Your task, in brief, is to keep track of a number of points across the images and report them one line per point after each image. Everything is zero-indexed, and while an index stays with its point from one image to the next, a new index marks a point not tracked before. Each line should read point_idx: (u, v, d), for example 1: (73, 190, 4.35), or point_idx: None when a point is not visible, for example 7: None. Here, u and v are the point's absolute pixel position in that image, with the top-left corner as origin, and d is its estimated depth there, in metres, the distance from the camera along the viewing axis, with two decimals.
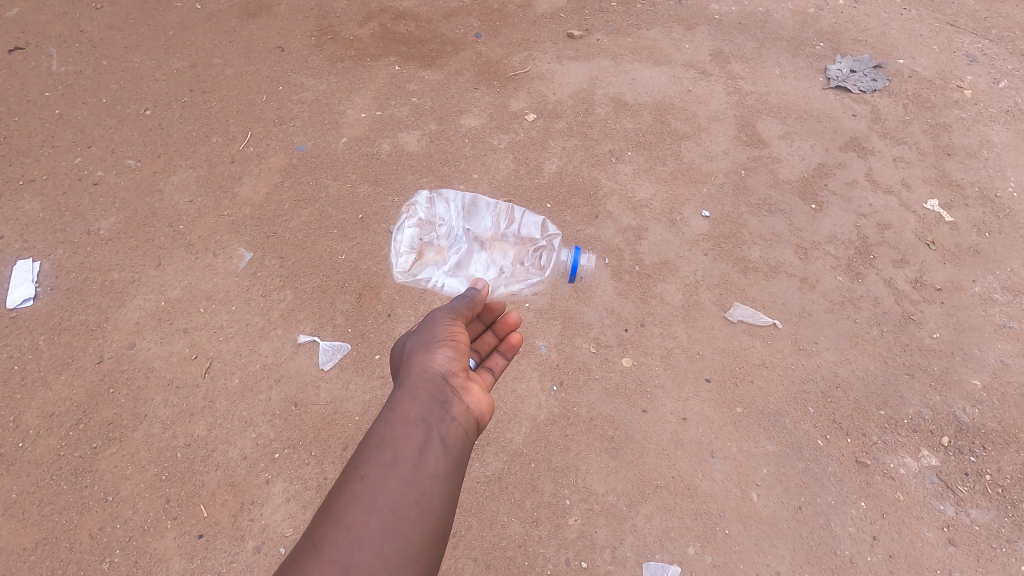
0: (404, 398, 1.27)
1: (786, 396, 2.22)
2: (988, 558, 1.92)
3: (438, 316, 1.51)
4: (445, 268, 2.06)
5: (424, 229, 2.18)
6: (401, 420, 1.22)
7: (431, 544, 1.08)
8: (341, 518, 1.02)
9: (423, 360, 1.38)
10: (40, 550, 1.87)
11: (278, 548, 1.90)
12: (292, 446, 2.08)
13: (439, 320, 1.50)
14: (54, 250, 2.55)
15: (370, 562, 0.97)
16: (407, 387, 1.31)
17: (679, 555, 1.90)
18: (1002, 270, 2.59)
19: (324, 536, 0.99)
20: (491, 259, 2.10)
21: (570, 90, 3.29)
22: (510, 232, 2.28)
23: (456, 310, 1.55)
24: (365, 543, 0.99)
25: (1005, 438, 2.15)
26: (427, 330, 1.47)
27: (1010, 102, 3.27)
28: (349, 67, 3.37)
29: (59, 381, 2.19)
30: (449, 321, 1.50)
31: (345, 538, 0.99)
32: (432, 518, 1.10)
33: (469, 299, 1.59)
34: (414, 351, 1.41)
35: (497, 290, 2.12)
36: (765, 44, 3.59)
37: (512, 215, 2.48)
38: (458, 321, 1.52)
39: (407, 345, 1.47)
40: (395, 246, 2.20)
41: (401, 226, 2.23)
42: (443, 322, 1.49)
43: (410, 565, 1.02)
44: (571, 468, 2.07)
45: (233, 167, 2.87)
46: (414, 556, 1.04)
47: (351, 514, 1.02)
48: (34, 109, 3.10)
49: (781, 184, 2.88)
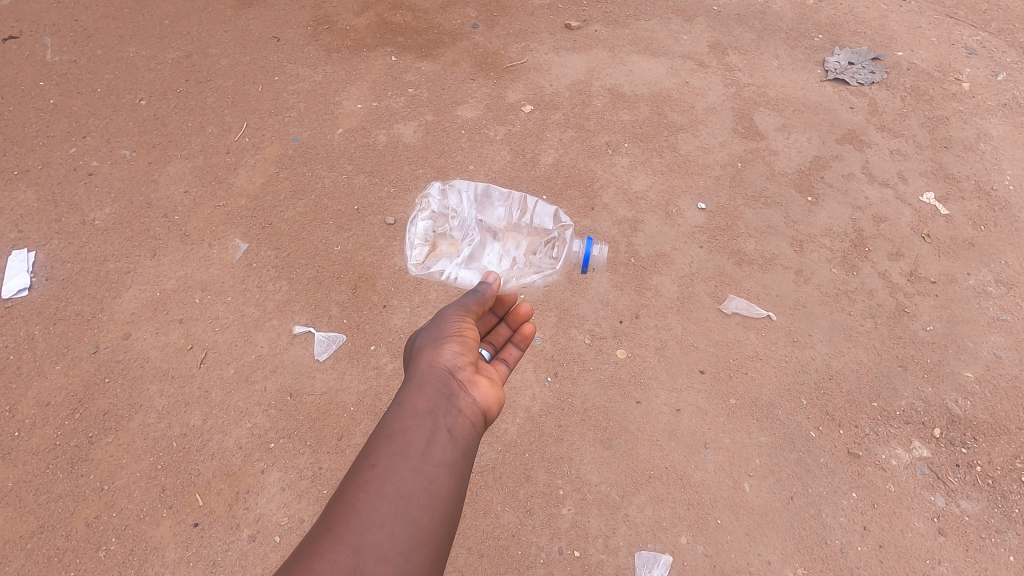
0: (412, 391, 1.28)
1: (780, 387, 2.23)
2: (976, 548, 1.94)
3: (448, 313, 1.52)
4: (458, 260, 2.15)
5: (438, 222, 2.25)
6: (409, 412, 1.23)
7: (440, 529, 1.09)
8: (352, 503, 1.03)
9: (432, 355, 1.39)
10: (37, 538, 1.88)
11: (273, 537, 1.91)
12: (288, 436, 2.09)
13: (448, 316, 1.51)
14: (49, 240, 2.54)
15: (381, 544, 0.99)
16: (415, 381, 1.32)
17: (671, 544, 1.92)
18: (997, 263, 2.59)
19: (337, 518, 1.01)
20: (503, 252, 2.17)
21: (568, 81, 3.28)
22: (522, 223, 2.34)
23: (466, 306, 1.55)
24: (376, 525, 1.01)
25: (996, 430, 2.16)
26: (437, 326, 1.48)
27: (1008, 95, 3.26)
28: (345, 57, 3.36)
29: (54, 370, 2.20)
30: (458, 317, 1.51)
31: (358, 520, 1.00)
32: (441, 503, 1.11)
33: (480, 294, 1.60)
34: (423, 347, 1.42)
35: (509, 282, 2.19)
36: (764, 36, 3.58)
37: (525, 205, 2.52)
38: (468, 317, 1.53)
39: (417, 341, 1.48)
40: (409, 239, 2.29)
41: (415, 220, 2.33)
42: (452, 318, 1.50)
43: (419, 548, 1.03)
44: (564, 458, 2.08)
45: (229, 158, 2.87)
46: (424, 540, 1.05)
47: (362, 499, 1.04)
48: (28, 98, 3.09)
49: (778, 176, 2.88)
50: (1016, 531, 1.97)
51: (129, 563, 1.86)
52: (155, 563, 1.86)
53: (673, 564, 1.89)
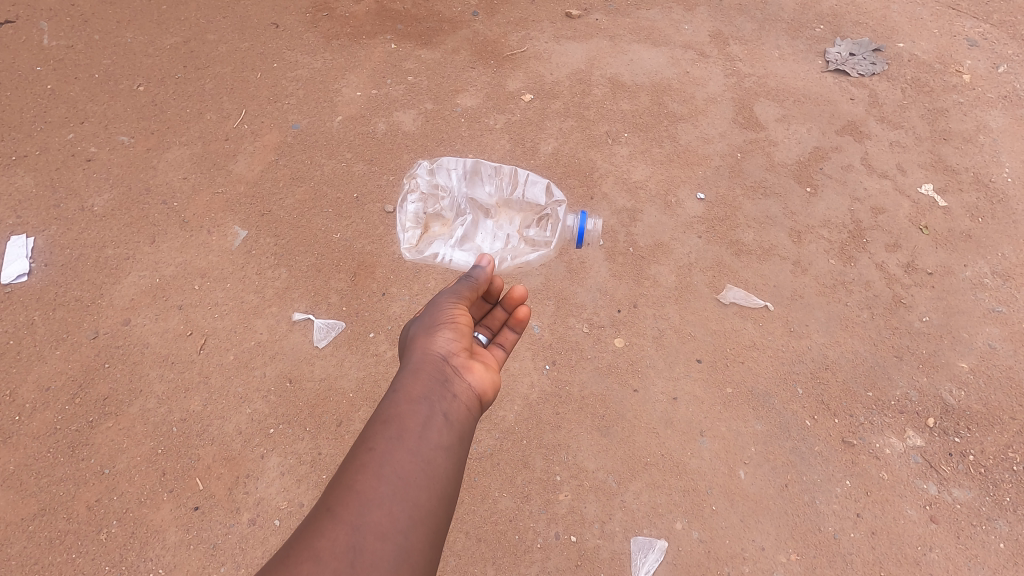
0: (408, 379, 1.29)
1: (775, 376, 2.25)
2: (968, 535, 1.96)
3: (441, 300, 1.53)
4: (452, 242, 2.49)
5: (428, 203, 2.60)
6: (404, 399, 1.23)
7: (438, 508, 1.11)
8: (352, 484, 1.05)
9: (425, 343, 1.40)
10: (38, 521, 1.89)
11: (273, 520, 1.92)
12: (287, 422, 2.10)
13: (442, 304, 1.51)
14: (47, 226, 2.54)
15: (380, 522, 1.00)
16: (410, 370, 1.33)
17: (666, 530, 1.94)
18: (994, 255, 2.60)
19: (337, 498, 1.03)
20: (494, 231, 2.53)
21: (568, 70, 3.27)
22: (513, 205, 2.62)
23: (460, 292, 1.55)
24: (375, 504, 1.02)
25: (989, 420, 2.18)
26: (430, 314, 1.48)
27: (1009, 88, 3.26)
28: (345, 44, 3.34)
29: (54, 356, 2.20)
30: (451, 304, 1.51)
31: (357, 500, 1.02)
32: (438, 484, 1.12)
33: (473, 280, 1.60)
34: (417, 336, 1.43)
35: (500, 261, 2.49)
36: (765, 26, 3.57)
37: (516, 177, 2.76)
38: (462, 303, 1.53)
39: (412, 329, 1.49)
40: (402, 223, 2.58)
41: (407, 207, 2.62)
42: (446, 306, 1.50)
43: (417, 526, 1.05)
44: (562, 445, 2.09)
45: (228, 145, 2.86)
46: (422, 518, 1.06)
47: (361, 480, 1.05)
48: (26, 84, 3.07)
49: (777, 167, 2.88)
50: (1006, 519, 2.00)
51: (130, 546, 1.87)
52: (156, 546, 1.87)
53: (669, 550, 1.91)
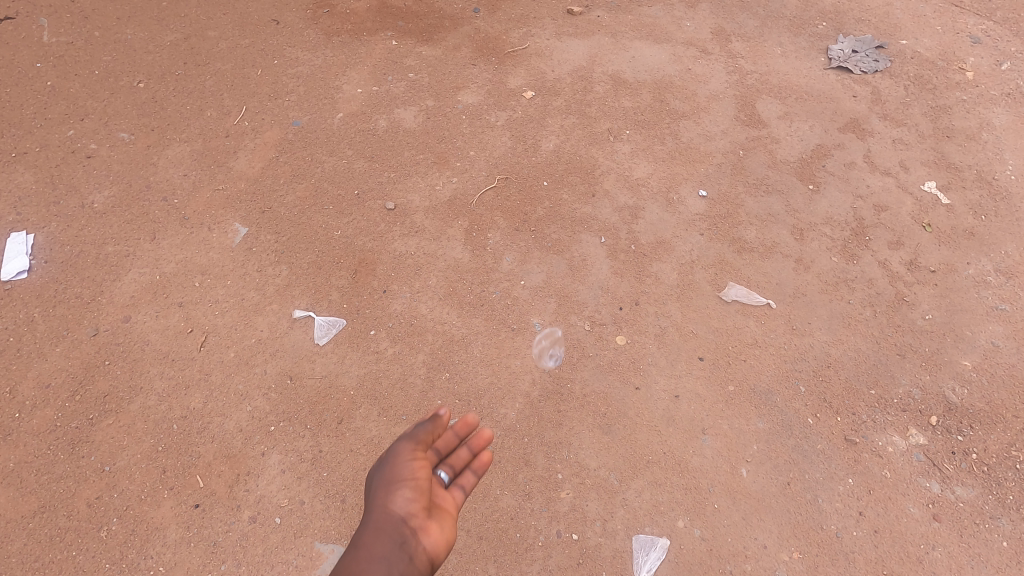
0: (363, 541, 1.26)
1: (778, 374, 2.24)
2: (970, 533, 1.95)
3: (401, 450, 1.45)
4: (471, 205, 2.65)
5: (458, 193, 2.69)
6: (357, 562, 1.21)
7: None
8: None
9: (382, 503, 1.34)
10: (39, 518, 1.89)
11: (274, 518, 1.92)
12: (288, 419, 2.10)
13: (402, 456, 1.43)
14: (47, 223, 2.53)
15: None
16: (367, 528, 1.29)
17: (668, 528, 1.93)
18: (997, 253, 2.59)
19: None
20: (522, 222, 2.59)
21: (569, 67, 3.26)
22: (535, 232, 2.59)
23: (421, 443, 1.47)
24: None
25: (992, 418, 2.18)
26: (389, 468, 1.40)
27: (1012, 85, 3.24)
28: (346, 41, 3.33)
29: (54, 353, 2.20)
30: (411, 457, 1.43)
31: None
32: None
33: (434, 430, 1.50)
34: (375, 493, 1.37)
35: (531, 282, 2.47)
36: (767, 23, 3.56)
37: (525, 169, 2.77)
38: (423, 455, 1.45)
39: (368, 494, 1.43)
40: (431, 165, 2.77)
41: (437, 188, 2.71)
42: (405, 458, 1.42)
43: None
44: (563, 443, 2.09)
45: (229, 141, 2.85)
46: None
47: None
48: (26, 80, 3.06)
49: (779, 164, 2.87)
50: (1009, 517, 1.99)
51: (131, 543, 1.86)
52: (157, 543, 1.87)
53: (671, 548, 1.90)
